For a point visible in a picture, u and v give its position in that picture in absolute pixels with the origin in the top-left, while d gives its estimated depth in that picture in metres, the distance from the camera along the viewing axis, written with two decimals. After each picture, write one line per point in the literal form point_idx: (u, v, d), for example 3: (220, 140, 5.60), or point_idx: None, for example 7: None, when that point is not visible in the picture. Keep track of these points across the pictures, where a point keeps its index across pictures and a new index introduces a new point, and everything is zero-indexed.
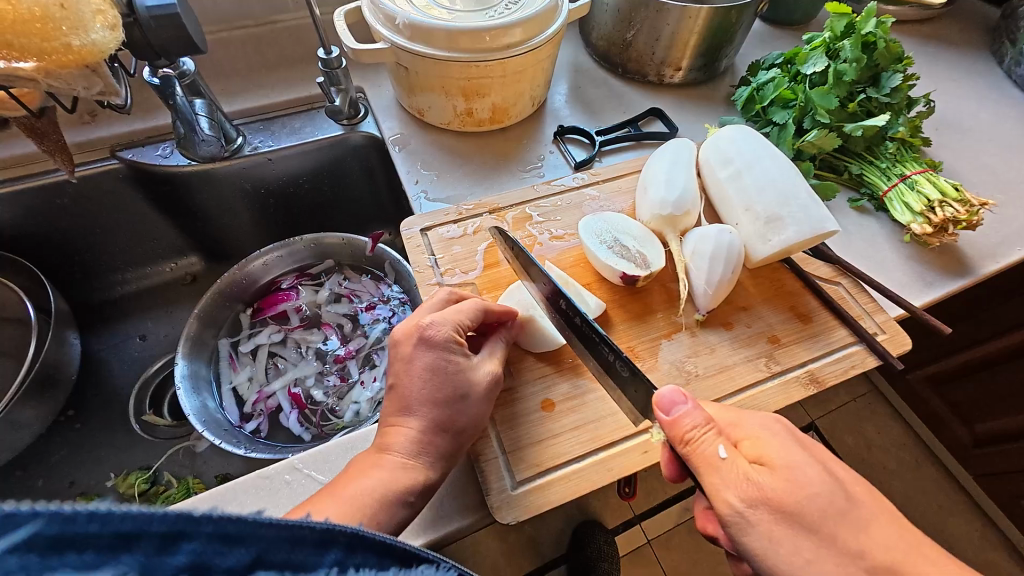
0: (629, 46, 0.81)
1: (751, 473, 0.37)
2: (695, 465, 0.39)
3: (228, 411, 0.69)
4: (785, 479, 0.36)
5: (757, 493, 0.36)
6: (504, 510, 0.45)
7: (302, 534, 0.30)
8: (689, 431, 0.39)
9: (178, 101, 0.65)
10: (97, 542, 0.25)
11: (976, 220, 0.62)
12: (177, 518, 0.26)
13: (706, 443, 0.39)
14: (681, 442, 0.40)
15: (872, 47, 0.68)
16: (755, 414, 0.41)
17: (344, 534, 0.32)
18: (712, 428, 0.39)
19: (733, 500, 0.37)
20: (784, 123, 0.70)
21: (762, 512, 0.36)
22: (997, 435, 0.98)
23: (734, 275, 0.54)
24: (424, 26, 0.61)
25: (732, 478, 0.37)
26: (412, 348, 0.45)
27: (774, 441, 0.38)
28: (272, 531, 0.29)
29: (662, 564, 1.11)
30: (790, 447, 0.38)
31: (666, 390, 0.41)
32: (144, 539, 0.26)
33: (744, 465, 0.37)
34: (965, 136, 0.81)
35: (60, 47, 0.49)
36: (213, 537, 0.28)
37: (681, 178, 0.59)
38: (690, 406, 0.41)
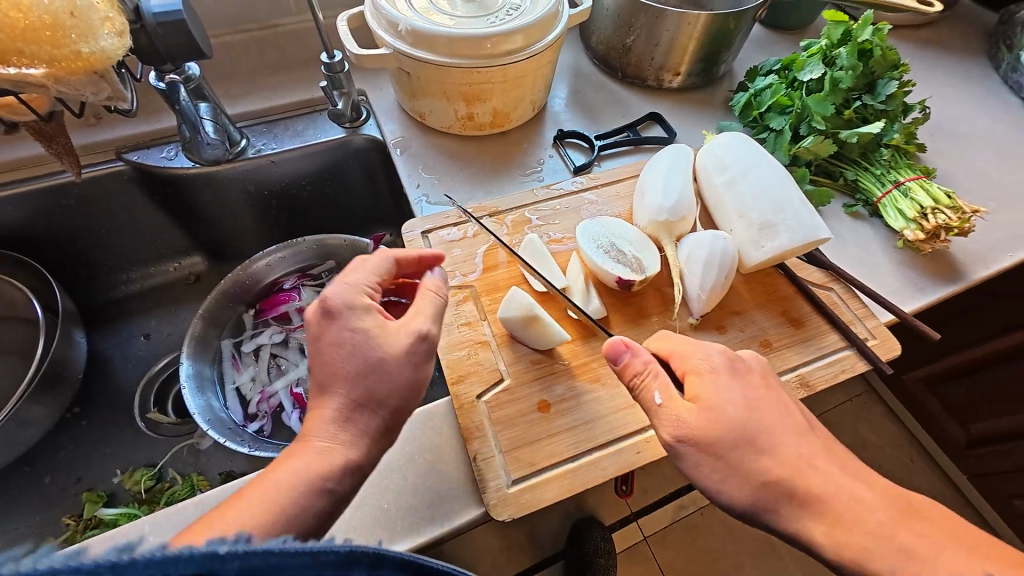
0: (629, 51, 0.81)
1: (683, 412, 0.42)
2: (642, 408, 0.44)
3: (232, 410, 0.71)
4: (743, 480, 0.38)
5: (686, 430, 0.42)
6: (500, 507, 0.46)
7: (329, 558, 0.32)
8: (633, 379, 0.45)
9: (183, 105, 0.66)
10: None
11: (968, 227, 0.63)
12: (204, 556, 0.29)
13: (647, 388, 0.44)
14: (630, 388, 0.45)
15: (868, 55, 0.69)
16: (704, 348, 0.46)
17: (366, 555, 0.33)
18: (649, 376, 0.44)
19: (666, 436, 0.42)
20: (781, 129, 0.71)
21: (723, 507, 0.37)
22: (989, 436, 0.99)
23: (728, 280, 0.55)
24: (427, 33, 0.62)
25: (667, 419, 0.42)
26: (317, 325, 0.44)
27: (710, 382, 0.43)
28: (295, 560, 0.31)
29: (659, 561, 1.12)
30: (721, 380, 0.43)
31: (614, 342, 0.47)
32: None
33: (677, 407, 0.42)
34: (961, 142, 0.82)
35: (69, 54, 0.50)
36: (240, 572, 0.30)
37: (678, 183, 0.60)
38: (631, 354, 0.46)
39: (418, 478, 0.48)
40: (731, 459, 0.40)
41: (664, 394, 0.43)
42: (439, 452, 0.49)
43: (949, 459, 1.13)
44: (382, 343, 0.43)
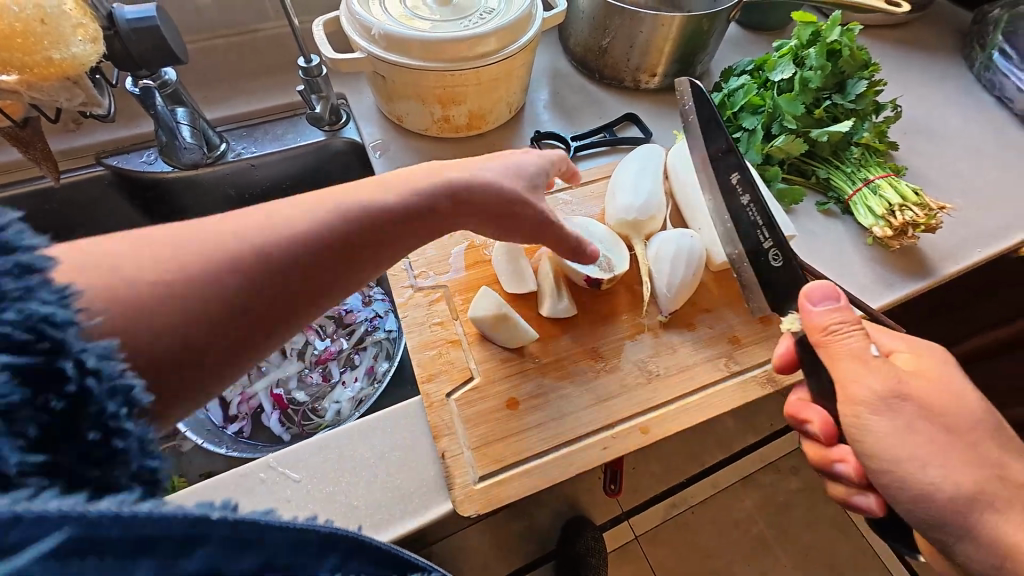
0: (605, 53, 0.82)
1: (898, 375, 0.41)
2: (833, 352, 0.44)
3: (212, 412, 0.71)
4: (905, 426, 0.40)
5: (899, 388, 0.41)
6: (466, 503, 0.47)
7: (310, 538, 0.28)
8: (835, 324, 0.44)
9: (159, 110, 0.67)
10: (116, 546, 0.23)
11: (935, 223, 0.64)
12: (194, 519, 0.24)
13: (853, 336, 0.43)
14: (822, 332, 0.44)
15: (838, 55, 0.70)
16: (923, 344, 0.46)
17: (349, 539, 0.29)
18: (858, 329, 0.44)
19: (872, 387, 0.41)
20: (753, 128, 0.72)
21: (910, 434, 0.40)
22: None
23: (695, 277, 0.57)
24: (399, 37, 0.63)
25: (879, 373, 0.41)
26: (500, 162, 0.51)
27: (931, 366, 0.43)
28: (285, 534, 0.27)
29: (650, 559, 1.12)
30: (957, 382, 0.43)
31: (824, 286, 0.46)
32: (162, 544, 0.24)
33: (893, 367, 0.42)
34: (935, 140, 0.83)
35: (41, 60, 0.51)
36: (226, 541, 0.25)
37: (647, 183, 0.61)
38: (839, 305, 0.45)
39: (387, 475, 0.49)
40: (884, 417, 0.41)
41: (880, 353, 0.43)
42: (408, 450, 0.50)
43: None
44: (520, 200, 0.49)
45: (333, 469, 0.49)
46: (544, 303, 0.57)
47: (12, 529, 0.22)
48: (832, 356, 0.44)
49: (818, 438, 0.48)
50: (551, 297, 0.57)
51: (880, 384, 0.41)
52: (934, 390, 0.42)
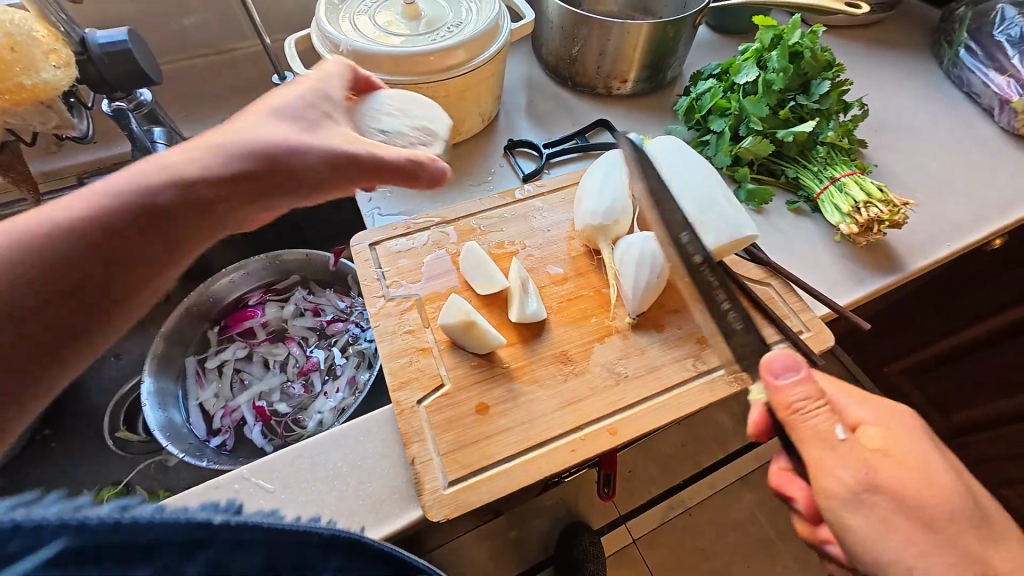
0: (576, 61, 0.84)
1: (870, 458, 0.40)
2: (796, 431, 0.43)
3: (195, 426, 0.72)
4: (896, 478, 0.39)
5: (872, 478, 0.39)
6: (435, 508, 0.47)
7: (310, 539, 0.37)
8: (797, 402, 0.43)
9: (134, 131, 0.67)
10: (125, 549, 0.30)
11: (901, 218, 0.65)
12: (194, 525, 0.31)
13: (812, 411, 0.42)
14: (785, 409, 0.44)
15: (800, 57, 0.71)
16: (897, 413, 0.44)
17: (342, 540, 0.39)
18: (824, 406, 0.43)
19: (848, 480, 0.40)
20: (721, 130, 0.73)
21: (876, 499, 0.39)
22: (971, 425, 0.99)
23: (660, 279, 0.57)
24: (367, 52, 0.65)
25: (848, 459, 0.40)
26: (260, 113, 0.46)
27: (905, 440, 0.41)
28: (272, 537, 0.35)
29: (649, 563, 1.11)
30: (929, 449, 0.41)
31: (783, 358, 0.45)
32: (164, 548, 0.31)
33: (863, 451, 0.40)
34: (906, 136, 0.84)
35: (13, 86, 0.52)
36: (225, 545, 0.33)
37: (612, 188, 0.62)
38: (801, 377, 0.44)
39: (358, 483, 0.49)
40: (865, 511, 0.39)
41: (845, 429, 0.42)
42: (379, 458, 0.51)
43: None
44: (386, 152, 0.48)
45: (305, 479, 0.50)
46: (512, 307, 0.58)
47: (16, 540, 0.27)
48: (798, 438, 0.43)
49: (804, 514, 0.49)
50: (518, 300, 0.58)
51: (851, 474, 0.40)
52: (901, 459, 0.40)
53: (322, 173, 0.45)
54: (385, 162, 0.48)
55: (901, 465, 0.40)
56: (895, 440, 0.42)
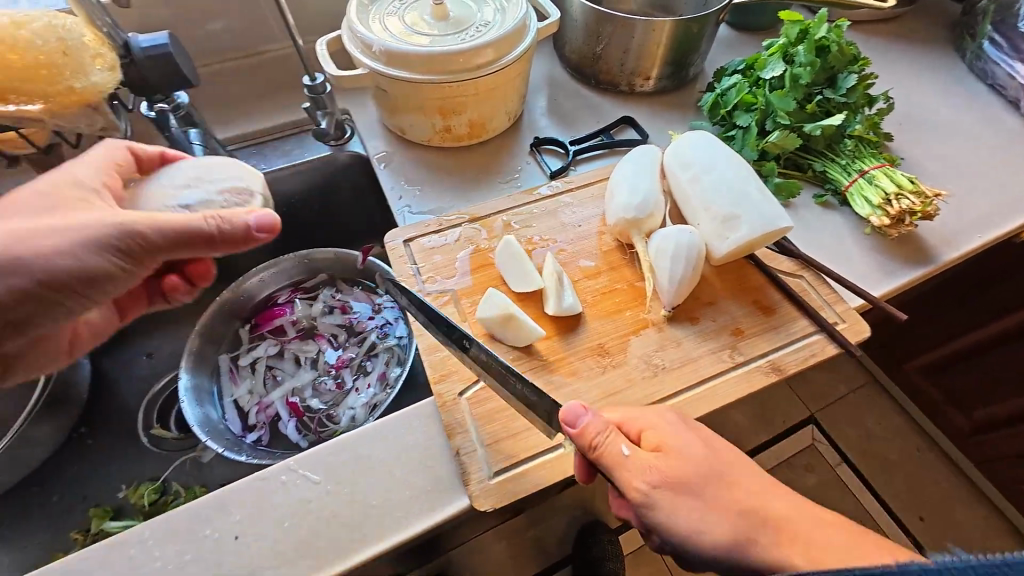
0: (599, 59, 0.84)
1: (653, 461, 0.44)
2: (606, 464, 0.45)
3: (231, 422, 0.74)
4: (676, 460, 0.44)
5: (661, 477, 0.43)
6: (482, 498, 0.48)
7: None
8: (596, 437, 0.44)
9: (174, 133, 0.70)
10: None
11: (932, 210, 0.65)
12: None
13: (611, 443, 0.44)
14: (590, 448, 0.45)
15: (826, 51, 0.71)
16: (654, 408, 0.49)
17: None
18: (613, 428, 0.45)
19: (642, 485, 0.43)
20: (747, 125, 0.74)
21: (663, 492, 0.43)
22: (996, 420, 0.99)
23: (695, 272, 0.58)
24: (399, 53, 0.66)
25: (639, 469, 0.44)
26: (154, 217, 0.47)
27: (669, 431, 0.46)
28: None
29: (666, 561, 1.12)
30: (680, 429, 0.47)
31: (571, 404, 0.46)
32: None
33: (648, 457, 0.44)
34: (930, 129, 0.84)
35: (63, 90, 0.53)
36: None
37: (643, 183, 0.63)
38: (590, 414, 0.46)
39: (405, 473, 0.50)
40: (719, 513, 0.42)
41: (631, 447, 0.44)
42: (423, 450, 0.51)
43: (954, 447, 1.14)
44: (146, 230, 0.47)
45: (352, 470, 0.51)
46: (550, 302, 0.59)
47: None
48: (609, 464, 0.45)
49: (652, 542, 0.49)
50: (556, 295, 0.58)
51: (653, 479, 0.43)
52: (682, 463, 0.44)
53: (75, 254, 0.45)
54: (186, 230, 0.47)
55: (672, 454, 0.45)
56: (667, 445, 0.45)
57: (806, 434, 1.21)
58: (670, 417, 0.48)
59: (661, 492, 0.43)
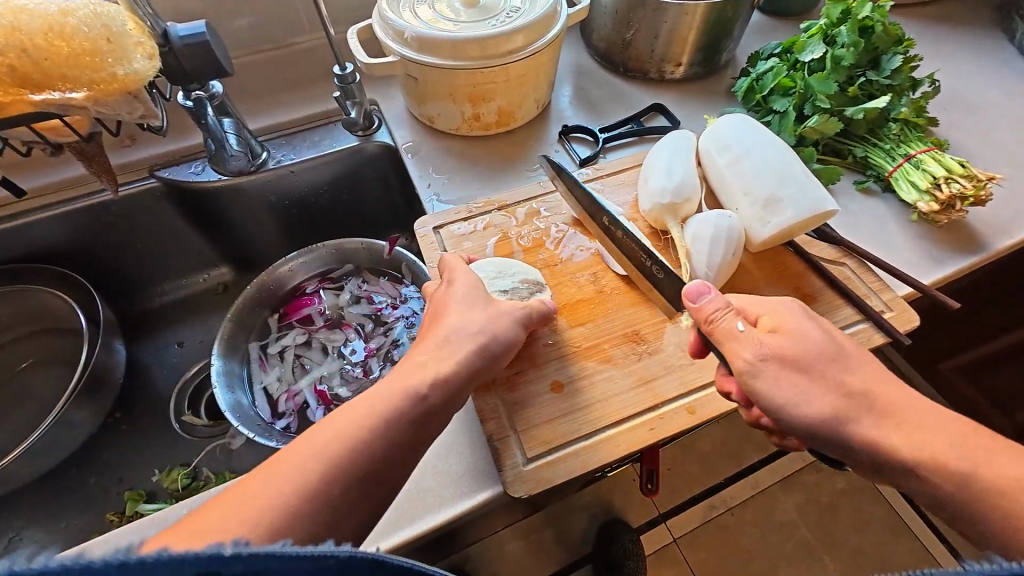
0: (629, 46, 0.83)
1: (765, 338, 0.45)
2: (716, 337, 0.47)
3: (261, 409, 0.74)
4: (789, 341, 0.44)
5: (769, 350, 0.44)
6: (516, 484, 0.48)
7: (327, 564, 0.31)
8: (712, 313, 0.47)
9: (210, 121, 0.71)
10: None
11: (985, 195, 0.62)
12: (209, 560, 0.29)
13: (725, 319, 0.46)
14: (704, 322, 0.47)
15: (870, 31, 0.69)
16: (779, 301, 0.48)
17: (365, 561, 0.32)
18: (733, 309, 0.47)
19: (747, 354, 0.44)
20: (784, 110, 0.71)
21: (769, 363, 0.44)
22: None
23: (735, 257, 0.57)
24: (431, 38, 0.65)
25: (749, 342, 0.44)
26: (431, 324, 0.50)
27: (790, 318, 0.46)
28: (297, 565, 0.31)
29: (689, 562, 1.09)
30: (804, 320, 0.45)
31: (694, 283, 0.49)
32: None
33: (760, 335, 0.45)
34: (977, 114, 0.80)
35: (106, 76, 0.55)
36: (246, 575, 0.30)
37: (680, 166, 0.62)
38: (713, 295, 0.48)
39: (437, 459, 0.50)
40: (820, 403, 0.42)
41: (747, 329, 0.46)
42: (455, 434, 0.52)
43: None
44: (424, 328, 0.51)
45: None
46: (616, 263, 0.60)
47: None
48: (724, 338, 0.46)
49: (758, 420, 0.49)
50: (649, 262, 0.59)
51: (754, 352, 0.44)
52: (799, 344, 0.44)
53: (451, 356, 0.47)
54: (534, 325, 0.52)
55: (791, 338, 0.44)
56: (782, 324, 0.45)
57: None
58: (796, 307, 0.47)
59: (769, 363, 0.43)
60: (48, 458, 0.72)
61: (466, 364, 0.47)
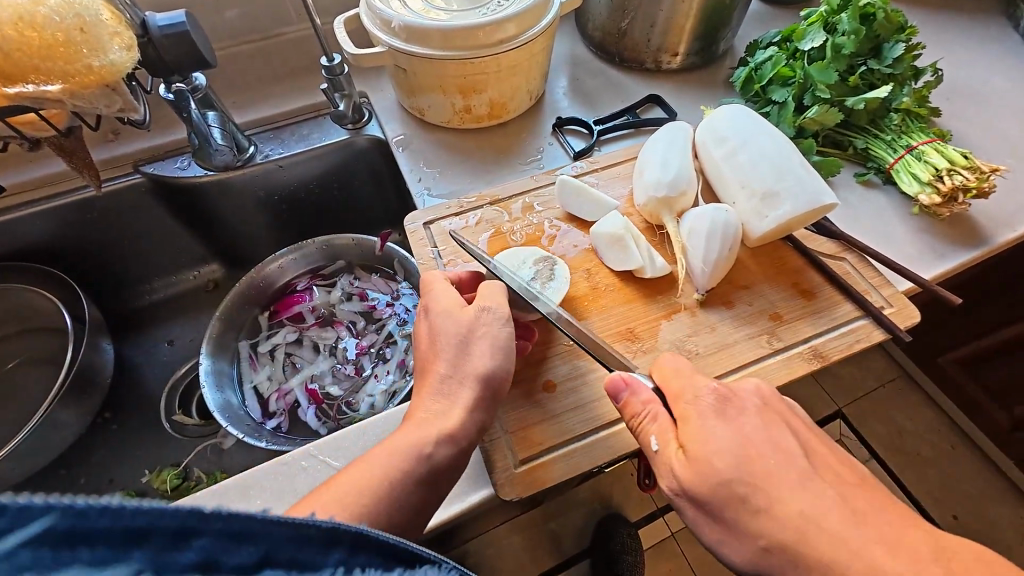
0: (625, 35, 0.81)
1: (674, 460, 0.41)
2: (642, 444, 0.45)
3: (251, 409, 0.73)
4: (693, 465, 0.39)
5: (678, 483, 0.40)
6: (507, 486, 0.47)
7: (309, 533, 0.32)
8: (634, 414, 0.45)
9: (192, 115, 0.69)
10: (108, 536, 0.27)
11: (988, 187, 0.60)
12: (188, 514, 0.28)
13: (646, 425, 0.44)
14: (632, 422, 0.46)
15: (871, 19, 0.67)
16: (697, 388, 0.43)
17: (349, 533, 0.32)
18: (652, 413, 0.44)
19: (665, 487, 0.41)
20: (784, 101, 0.70)
21: (684, 502, 0.40)
22: None
23: (731, 254, 0.55)
24: (419, 27, 0.63)
25: (662, 465, 0.42)
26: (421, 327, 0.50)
27: (695, 425, 0.41)
28: (280, 529, 0.31)
29: (687, 556, 1.09)
30: (712, 426, 0.40)
31: (613, 379, 0.46)
32: (156, 536, 0.28)
33: (671, 453, 0.41)
34: (981, 103, 0.78)
35: (81, 69, 0.53)
36: (222, 534, 0.30)
37: (676, 159, 0.60)
38: (631, 391, 0.46)
39: None
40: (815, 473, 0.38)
41: (662, 441, 0.42)
42: None
43: (991, 441, 1.09)
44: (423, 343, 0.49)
45: None
46: (610, 259, 0.58)
47: (2, 518, 0.26)
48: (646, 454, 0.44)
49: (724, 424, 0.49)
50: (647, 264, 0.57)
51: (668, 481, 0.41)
52: (708, 457, 0.39)
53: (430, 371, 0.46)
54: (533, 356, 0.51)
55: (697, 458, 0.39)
56: (691, 431, 0.41)
57: (834, 429, 1.16)
58: (711, 397, 0.42)
59: (684, 500, 0.40)
60: (36, 460, 0.71)
61: (446, 387, 0.45)
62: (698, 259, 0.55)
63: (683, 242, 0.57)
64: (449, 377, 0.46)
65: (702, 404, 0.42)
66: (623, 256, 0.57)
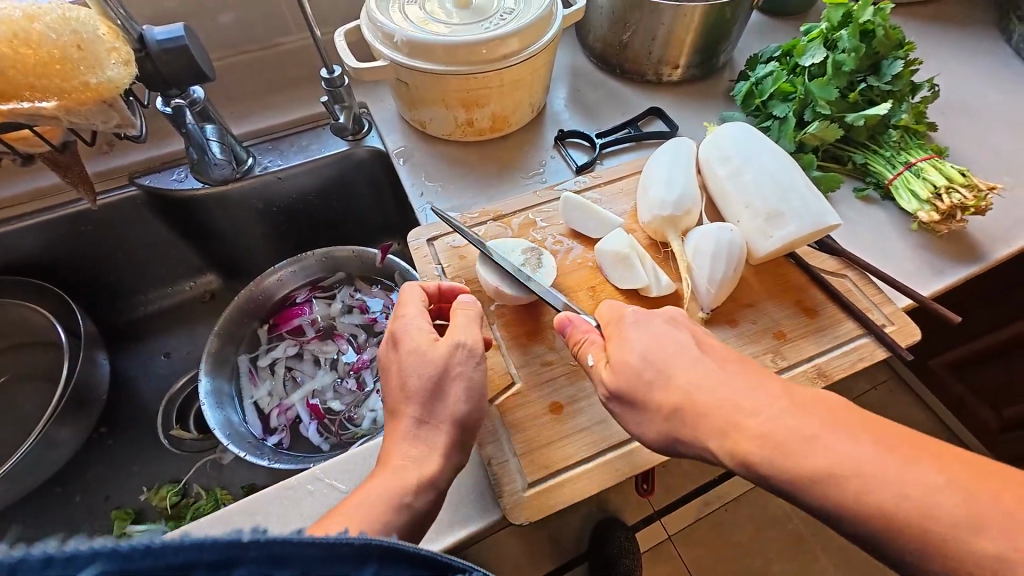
0: (626, 48, 0.81)
1: (604, 372, 0.45)
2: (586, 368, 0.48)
3: (252, 425, 0.72)
4: (615, 371, 0.43)
5: (607, 390, 0.44)
6: (517, 510, 0.47)
7: (341, 551, 0.31)
8: (577, 345, 0.48)
9: (190, 128, 0.68)
10: (151, 575, 0.27)
11: (985, 205, 0.61)
12: (226, 544, 0.29)
13: (586, 349, 0.47)
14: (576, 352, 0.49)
15: (871, 36, 0.67)
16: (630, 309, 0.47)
17: (379, 547, 0.32)
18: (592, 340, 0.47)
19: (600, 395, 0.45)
20: (784, 116, 0.70)
21: (615, 406, 0.44)
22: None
23: (736, 273, 0.55)
24: (423, 42, 0.63)
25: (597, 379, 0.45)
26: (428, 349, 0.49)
27: (622, 338, 0.44)
28: (312, 550, 0.30)
29: (685, 559, 1.05)
30: (634, 338, 0.44)
31: (559, 316, 0.50)
32: (195, 569, 0.28)
33: (602, 367, 0.45)
34: (976, 117, 0.79)
35: (78, 86, 0.52)
36: (256, 562, 0.29)
37: (681, 177, 0.60)
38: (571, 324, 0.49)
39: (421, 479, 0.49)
40: None
41: (597, 356, 0.46)
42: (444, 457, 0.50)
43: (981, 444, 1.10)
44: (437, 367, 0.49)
45: None
46: (615, 277, 0.58)
47: (52, 569, 0.26)
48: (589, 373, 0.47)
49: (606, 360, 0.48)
50: (655, 283, 0.57)
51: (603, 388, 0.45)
52: (630, 364, 0.42)
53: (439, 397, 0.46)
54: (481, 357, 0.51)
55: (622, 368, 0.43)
56: (616, 341, 0.45)
57: None
58: (638, 313, 0.46)
59: (615, 405, 0.44)
60: (32, 478, 0.69)
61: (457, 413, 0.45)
62: (705, 278, 0.55)
63: (689, 262, 0.57)
64: (457, 404, 0.46)
65: (624, 317, 0.46)
66: (628, 274, 0.57)
